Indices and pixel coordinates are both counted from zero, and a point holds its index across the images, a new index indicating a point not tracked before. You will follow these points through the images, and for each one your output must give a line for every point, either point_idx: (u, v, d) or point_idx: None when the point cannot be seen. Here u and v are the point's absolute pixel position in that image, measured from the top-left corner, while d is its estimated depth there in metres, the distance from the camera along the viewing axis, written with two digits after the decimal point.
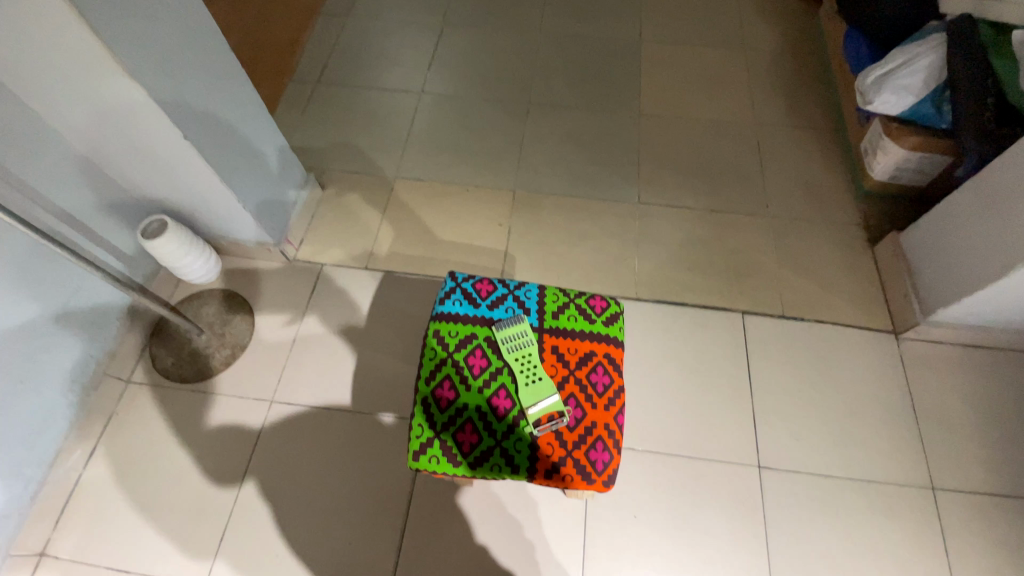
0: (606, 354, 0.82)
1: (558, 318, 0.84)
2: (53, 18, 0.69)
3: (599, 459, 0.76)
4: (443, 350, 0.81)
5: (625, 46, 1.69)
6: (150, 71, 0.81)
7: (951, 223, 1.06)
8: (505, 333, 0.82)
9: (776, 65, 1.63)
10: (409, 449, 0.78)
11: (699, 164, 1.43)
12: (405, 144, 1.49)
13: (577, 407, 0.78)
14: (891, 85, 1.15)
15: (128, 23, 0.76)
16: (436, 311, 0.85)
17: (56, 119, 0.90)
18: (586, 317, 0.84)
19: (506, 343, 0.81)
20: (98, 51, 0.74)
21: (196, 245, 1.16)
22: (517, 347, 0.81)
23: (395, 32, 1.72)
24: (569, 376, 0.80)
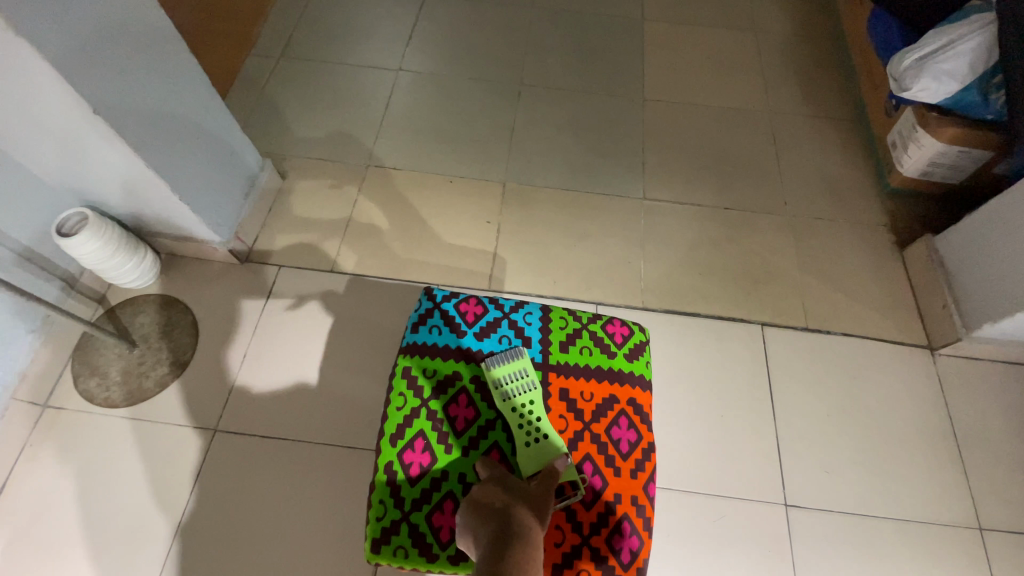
0: (629, 400, 0.72)
1: (567, 351, 0.75)
2: None
3: (625, 547, 0.64)
4: (417, 398, 0.71)
5: (626, 23, 1.53)
6: (43, 20, 0.62)
7: (1000, 228, 0.93)
8: (498, 371, 0.71)
9: (790, 49, 1.49)
10: (369, 534, 0.66)
11: (710, 155, 1.29)
12: (380, 129, 1.31)
13: (596, 475, 0.67)
14: (931, 69, 1.01)
15: None
16: (407, 340, 0.75)
17: None
18: (605, 350, 0.75)
19: (499, 385, 0.70)
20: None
21: (125, 246, 0.99)
22: (514, 390, 0.70)
23: (369, 3, 1.53)
24: (584, 432, 0.70)
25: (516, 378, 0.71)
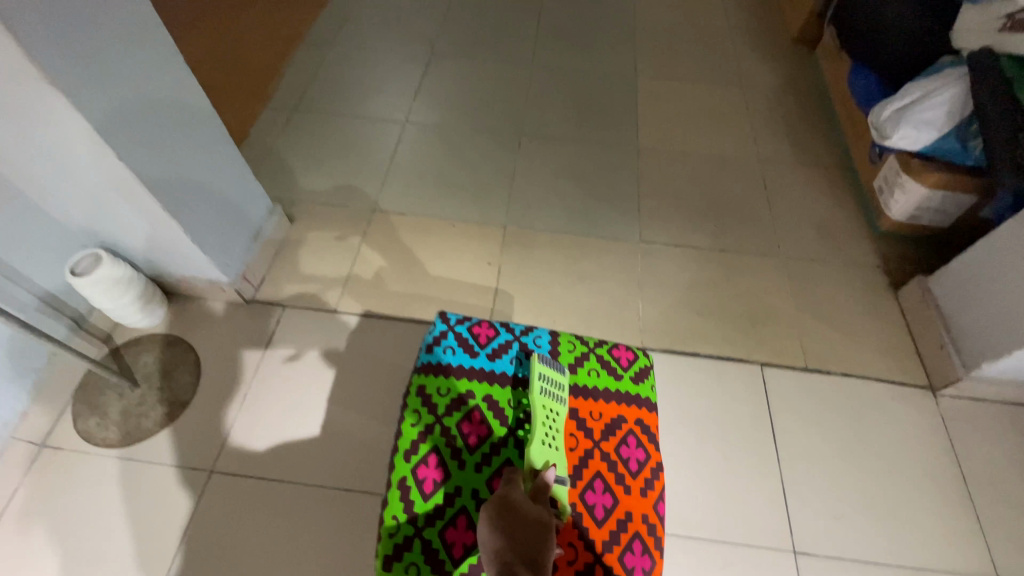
0: (637, 421, 0.74)
1: (576, 373, 0.78)
2: None
3: (637, 564, 0.65)
4: (431, 414, 0.72)
5: (620, 79, 1.62)
6: (79, 76, 0.68)
7: (989, 267, 0.95)
8: (537, 370, 0.74)
9: (776, 102, 1.57)
10: (381, 551, 0.66)
11: (703, 200, 1.34)
12: (386, 175, 1.37)
13: (606, 493, 0.69)
14: (910, 119, 1.10)
15: (52, 19, 0.63)
16: (420, 359, 0.77)
17: None
18: (612, 373, 0.78)
19: (539, 378, 0.73)
20: (10, 48, 0.61)
21: (135, 283, 1.01)
22: (549, 388, 0.73)
23: (379, 62, 1.64)
24: (593, 450, 0.71)
25: (549, 379, 0.74)
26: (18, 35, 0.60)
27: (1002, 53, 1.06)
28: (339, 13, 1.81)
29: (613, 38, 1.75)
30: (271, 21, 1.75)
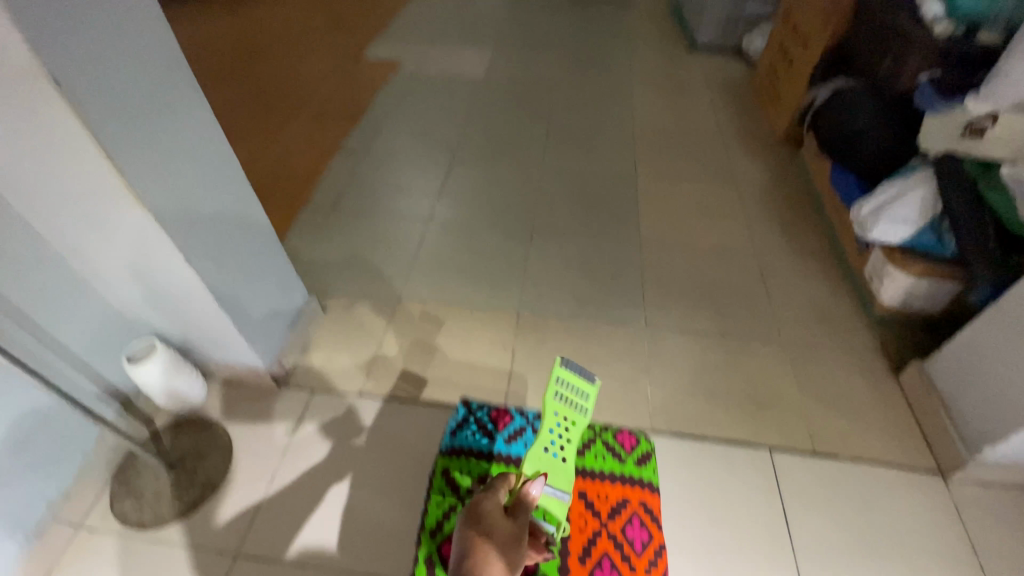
0: (638, 503, 0.87)
1: (583, 457, 0.93)
2: (81, 155, 0.73)
3: None
4: (454, 493, 0.86)
5: (622, 179, 1.80)
6: (164, 199, 0.83)
7: (977, 352, 1.00)
8: (565, 373, 0.92)
9: (767, 198, 1.72)
10: None
11: (704, 287, 1.43)
12: (410, 267, 1.50)
13: (612, 567, 0.80)
14: (886, 215, 1.21)
15: (150, 156, 0.79)
16: (446, 442, 0.92)
17: (67, 248, 0.91)
18: (615, 458, 0.94)
19: (558, 381, 0.91)
20: (111, 177, 0.76)
21: (184, 368, 1.12)
22: (567, 392, 0.90)
23: (406, 167, 1.85)
24: (600, 529, 0.84)
25: (571, 385, 0.91)
26: (120, 168, 0.75)
27: (971, 158, 1.23)
28: (373, 126, 2.07)
29: (615, 143, 1.96)
30: (313, 136, 2.02)
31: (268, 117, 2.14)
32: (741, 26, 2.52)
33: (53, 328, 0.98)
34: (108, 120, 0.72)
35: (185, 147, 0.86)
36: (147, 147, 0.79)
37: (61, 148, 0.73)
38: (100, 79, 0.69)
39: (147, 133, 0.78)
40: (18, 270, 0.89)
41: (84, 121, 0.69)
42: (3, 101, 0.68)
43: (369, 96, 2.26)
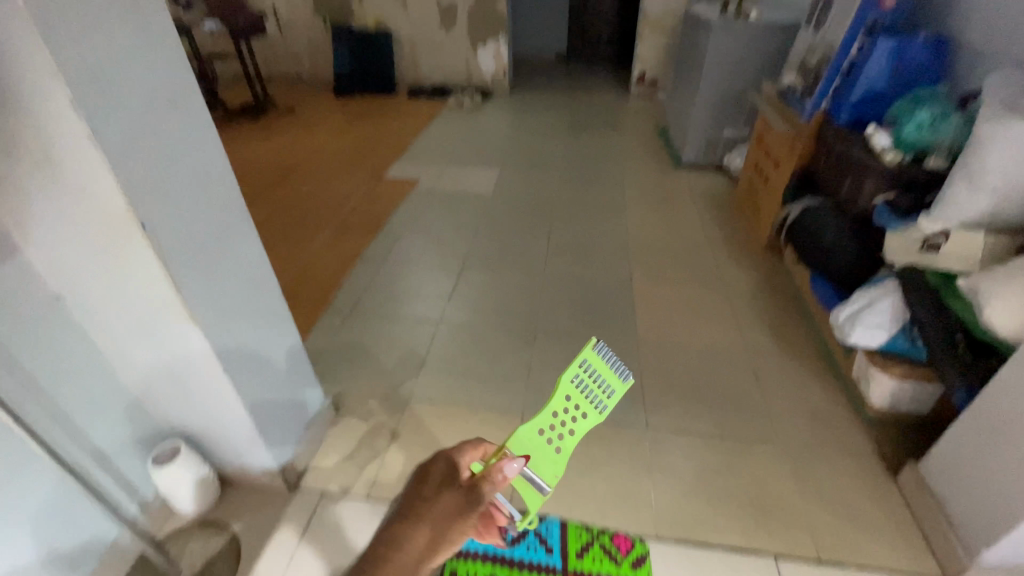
0: None
1: (582, 558, 1.11)
2: (152, 285, 0.90)
3: None
4: None
5: (619, 284, 1.94)
6: (213, 318, 0.98)
7: (963, 453, 1.04)
8: (594, 361, 0.88)
9: (755, 302, 1.84)
10: None
11: (701, 388, 1.50)
12: (421, 368, 1.59)
13: None
14: (861, 323, 1.31)
15: (206, 284, 0.96)
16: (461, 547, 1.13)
17: (122, 363, 1.04)
18: (612, 559, 1.10)
19: (581, 367, 0.88)
20: (174, 304, 0.92)
21: (203, 469, 1.18)
22: (586, 383, 0.87)
23: (420, 274, 2.01)
24: None
25: (595, 375, 0.88)
26: (182, 294, 0.91)
27: (932, 269, 1.32)
28: (390, 238, 2.27)
29: (611, 251, 2.14)
30: (337, 246, 2.22)
31: (297, 229, 2.38)
32: (721, 148, 2.82)
33: (91, 436, 1.05)
34: (179, 258, 0.89)
35: (232, 272, 1.02)
36: (206, 276, 0.96)
37: (137, 280, 0.90)
38: (178, 228, 0.89)
39: (206, 267, 0.96)
40: (76, 382, 1.00)
41: (163, 262, 0.87)
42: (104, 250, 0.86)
43: (388, 210, 2.51)
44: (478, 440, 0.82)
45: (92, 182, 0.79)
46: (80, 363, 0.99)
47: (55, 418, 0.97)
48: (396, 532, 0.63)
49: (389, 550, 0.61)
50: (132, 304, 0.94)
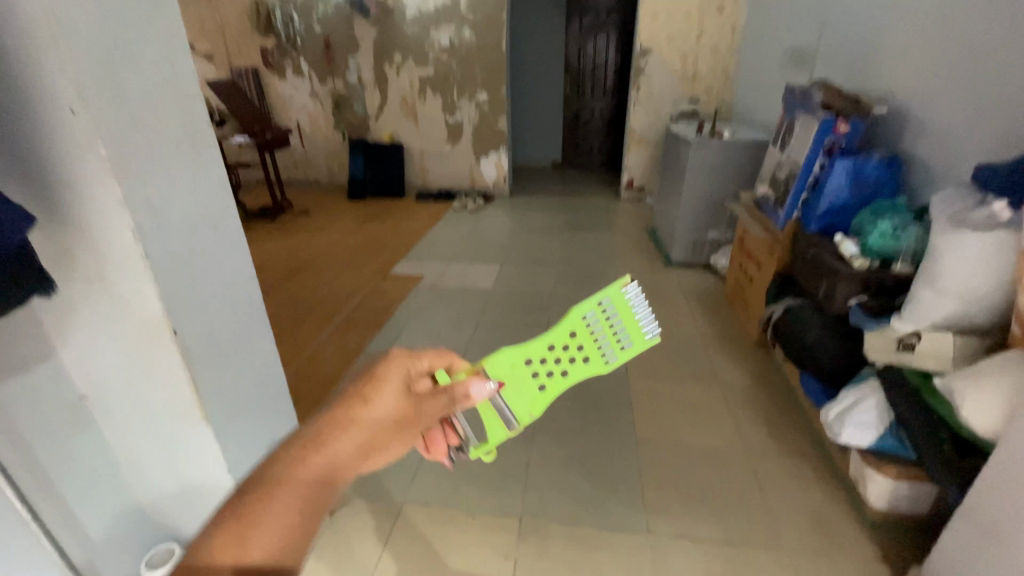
0: None
1: None
2: (178, 394, 1.00)
3: None
4: None
5: (615, 380, 1.99)
6: (226, 421, 1.08)
7: (965, 560, 1.04)
8: (617, 302, 0.76)
9: (749, 399, 1.88)
10: None
11: (700, 490, 1.49)
12: (418, 467, 1.59)
13: None
14: (849, 421, 1.35)
15: (224, 390, 1.06)
16: None
17: (135, 471, 1.09)
18: None
19: (600, 304, 0.76)
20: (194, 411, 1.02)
21: None
22: (597, 323, 0.76)
23: None
24: None
25: (612, 318, 0.76)
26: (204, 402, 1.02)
27: (909, 367, 1.37)
28: (393, 333, 2.36)
29: None
30: (341, 341, 2.30)
31: (305, 323, 2.48)
32: (708, 247, 3.02)
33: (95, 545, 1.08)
34: (205, 370, 1.00)
35: (246, 375, 1.13)
36: (225, 383, 1.06)
37: (165, 389, 1.00)
38: (207, 343, 1.00)
39: (225, 375, 1.07)
40: (93, 493, 1.03)
41: (192, 375, 0.98)
42: (140, 365, 0.97)
43: (393, 306, 2.63)
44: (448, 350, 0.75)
45: (139, 307, 0.91)
46: (97, 475, 1.03)
47: (72, 532, 1.01)
48: (340, 416, 0.59)
49: (333, 429, 0.57)
50: (155, 412, 1.02)
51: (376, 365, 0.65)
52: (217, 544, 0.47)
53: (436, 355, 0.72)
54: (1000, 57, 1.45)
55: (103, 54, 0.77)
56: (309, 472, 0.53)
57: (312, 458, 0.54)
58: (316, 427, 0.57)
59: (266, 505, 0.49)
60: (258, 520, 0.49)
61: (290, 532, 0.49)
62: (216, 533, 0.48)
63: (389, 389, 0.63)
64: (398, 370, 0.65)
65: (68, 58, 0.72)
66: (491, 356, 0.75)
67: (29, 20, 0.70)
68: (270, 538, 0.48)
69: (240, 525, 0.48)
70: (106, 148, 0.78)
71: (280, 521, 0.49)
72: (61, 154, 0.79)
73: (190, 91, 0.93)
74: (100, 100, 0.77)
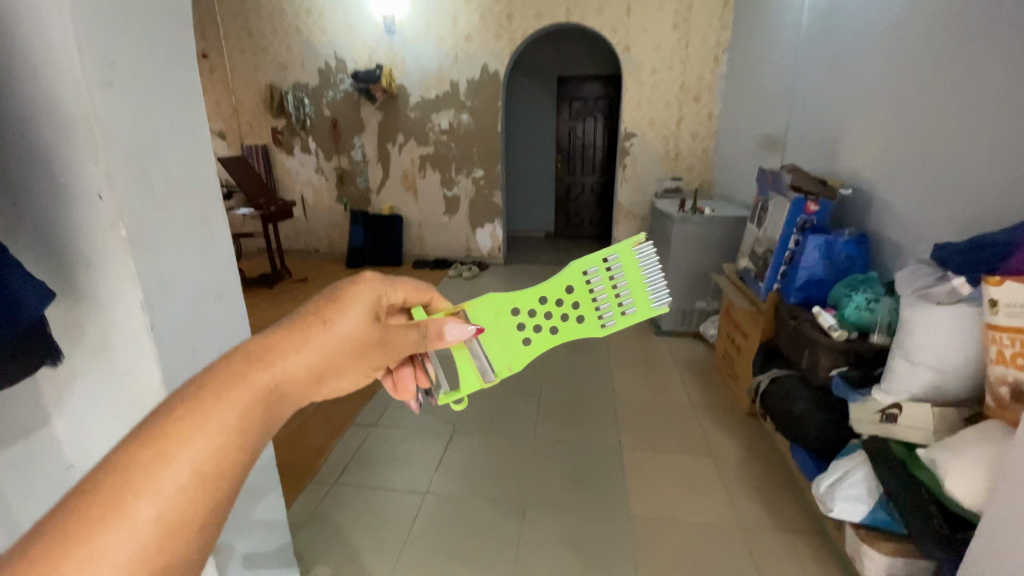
0: None
1: None
2: None
3: None
4: None
5: (607, 451, 1.98)
6: None
7: None
8: (626, 260, 0.72)
9: (743, 472, 1.87)
10: None
11: (695, 569, 1.45)
12: (404, 545, 1.55)
13: None
14: (840, 495, 1.34)
15: None
16: None
17: None
18: None
19: (607, 261, 0.72)
20: None
21: None
22: (601, 281, 0.72)
23: (411, 441, 2.06)
24: None
25: (617, 277, 0.72)
26: None
27: (892, 437, 1.38)
28: (383, 402, 2.36)
29: (599, 417, 2.21)
30: (331, 411, 2.29)
31: None
32: (696, 317, 3.10)
33: None
34: None
35: None
36: None
37: None
38: None
39: None
40: None
41: None
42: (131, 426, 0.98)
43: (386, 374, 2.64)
44: (426, 285, 0.70)
45: (136, 367, 0.95)
46: None
47: None
48: (298, 327, 0.48)
49: (287, 338, 0.46)
50: None
51: (345, 282, 0.56)
52: (126, 462, 0.35)
53: (410, 289, 0.66)
54: (947, 150, 1.61)
55: (133, 147, 0.86)
56: (255, 393, 0.41)
57: (259, 365, 0.43)
58: (265, 334, 0.46)
59: (199, 415, 0.38)
60: (186, 431, 0.37)
61: (228, 453, 0.39)
62: (122, 465, 0.35)
63: (357, 304, 0.54)
64: (370, 289, 0.56)
65: (103, 152, 0.81)
66: (475, 300, 0.72)
67: (71, 119, 0.79)
68: (201, 454, 0.37)
69: (162, 440, 0.36)
70: (125, 228, 0.85)
71: (215, 437, 0.38)
72: (80, 234, 0.85)
73: (205, 177, 1.02)
74: (126, 187, 0.85)
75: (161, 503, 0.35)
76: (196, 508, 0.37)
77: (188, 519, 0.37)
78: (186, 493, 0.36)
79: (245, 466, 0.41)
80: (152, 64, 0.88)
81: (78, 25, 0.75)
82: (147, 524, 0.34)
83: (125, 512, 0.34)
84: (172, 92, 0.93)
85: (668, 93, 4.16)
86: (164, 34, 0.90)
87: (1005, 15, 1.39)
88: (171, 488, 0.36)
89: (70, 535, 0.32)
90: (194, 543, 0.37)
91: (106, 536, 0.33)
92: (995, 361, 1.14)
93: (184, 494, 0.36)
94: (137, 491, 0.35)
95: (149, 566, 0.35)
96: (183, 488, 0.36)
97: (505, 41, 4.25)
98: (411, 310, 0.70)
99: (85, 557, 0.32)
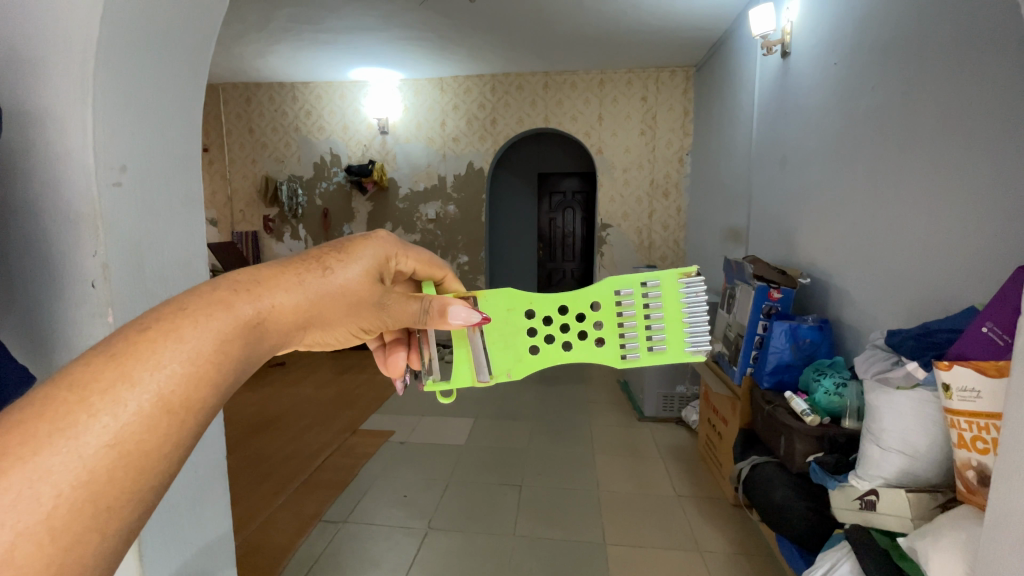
0: None
1: None
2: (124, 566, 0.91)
3: None
4: None
5: (592, 546, 1.89)
6: None
7: None
8: (668, 291, 0.72)
9: (730, 567, 1.80)
10: None
11: None
12: None
13: None
14: None
15: (169, 563, 0.96)
16: None
17: None
18: None
19: (646, 286, 0.72)
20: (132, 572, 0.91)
21: None
22: (633, 305, 0.72)
23: (383, 538, 1.95)
24: None
25: (654, 306, 0.72)
26: (144, 560, 0.91)
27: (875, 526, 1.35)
28: (354, 496, 2.25)
29: (581, 509, 2.14)
30: (299, 506, 2.17)
31: (262, 485, 2.34)
32: (677, 403, 3.11)
33: None
34: (154, 534, 0.93)
35: (202, 546, 1.05)
36: (178, 555, 0.98)
37: None
38: (166, 512, 0.96)
39: (180, 544, 0.99)
40: None
41: (140, 549, 0.90)
42: None
43: (360, 465, 2.53)
44: (441, 262, 0.70)
45: None
46: None
47: None
48: (287, 273, 0.51)
49: (272, 283, 0.49)
50: None
51: (350, 240, 0.59)
52: (91, 378, 0.38)
53: (423, 260, 0.66)
54: (888, 249, 1.77)
55: (131, 240, 0.92)
56: (233, 324, 0.44)
57: (240, 300, 0.46)
58: (254, 275, 0.49)
59: (169, 339, 0.40)
60: (156, 353, 0.39)
61: (194, 384, 0.41)
62: (89, 377, 0.38)
63: (355, 261, 0.56)
64: (374, 250, 0.59)
65: (103, 242, 0.86)
66: (489, 292, 0.72)
67: (77, 214, 0.85)
68: (167, 379, 0.39)
69: (128, 361, 0.39)
70: (113, 315, 0.88)
71: (183, 364, 0.40)
72: (69, 316, 0.88)
73: (197, 268, 1.07)
74: (120, 276, 0.89)
75: (118, 425, 0.37)
76: (154, 437, 0.39)
77: (142, 449, 0.38)
78: (145, 419, 0.38)
79: (204, 404, 0.42)
80: (159, 170, 0.97)
81: (96, 141, 0.84)
82: (96, 446, 0.36)
83: (76, 430, 0.36)
84: (176, 195, 1.00)
85: (638, 189, 4.51)
86: (176, 143, 1.00)
87: (922, 135, 1.61)
88: (131, 410, 0.37)
89: (14, 451, 0.34)
90: (146, 478, 0.39)
91: (55, 452, 0.35)
92: (959, 445, 1.17)
93: (144, 419, 0.38)
94: (94, 411, 0.36)
95: (95, 491, 0.36)
96: (144, 412, 0.38)
97: (489, 142, 4.64)
98: (422, 283, 0.71)
99: (27, 472, 0.34)
